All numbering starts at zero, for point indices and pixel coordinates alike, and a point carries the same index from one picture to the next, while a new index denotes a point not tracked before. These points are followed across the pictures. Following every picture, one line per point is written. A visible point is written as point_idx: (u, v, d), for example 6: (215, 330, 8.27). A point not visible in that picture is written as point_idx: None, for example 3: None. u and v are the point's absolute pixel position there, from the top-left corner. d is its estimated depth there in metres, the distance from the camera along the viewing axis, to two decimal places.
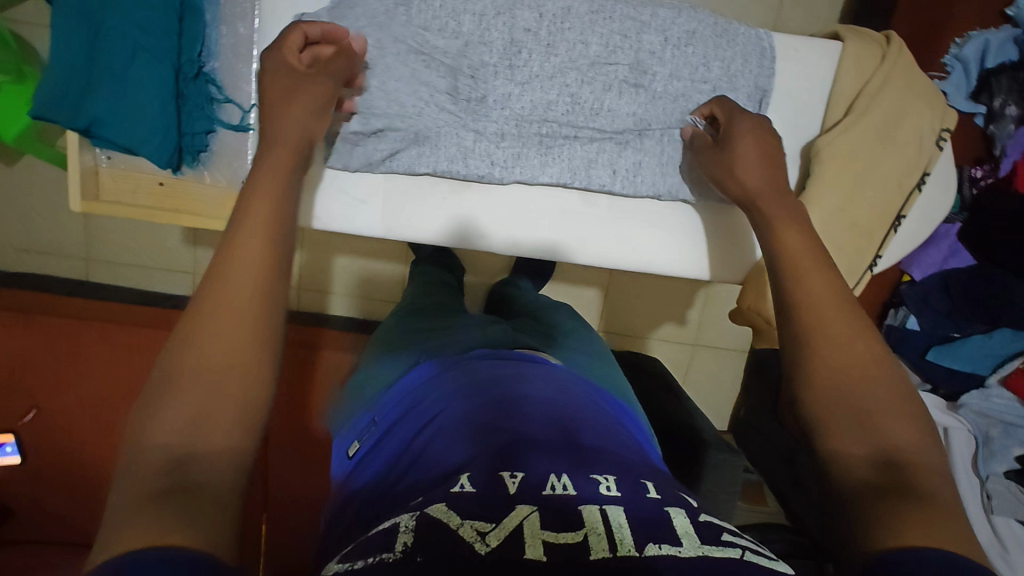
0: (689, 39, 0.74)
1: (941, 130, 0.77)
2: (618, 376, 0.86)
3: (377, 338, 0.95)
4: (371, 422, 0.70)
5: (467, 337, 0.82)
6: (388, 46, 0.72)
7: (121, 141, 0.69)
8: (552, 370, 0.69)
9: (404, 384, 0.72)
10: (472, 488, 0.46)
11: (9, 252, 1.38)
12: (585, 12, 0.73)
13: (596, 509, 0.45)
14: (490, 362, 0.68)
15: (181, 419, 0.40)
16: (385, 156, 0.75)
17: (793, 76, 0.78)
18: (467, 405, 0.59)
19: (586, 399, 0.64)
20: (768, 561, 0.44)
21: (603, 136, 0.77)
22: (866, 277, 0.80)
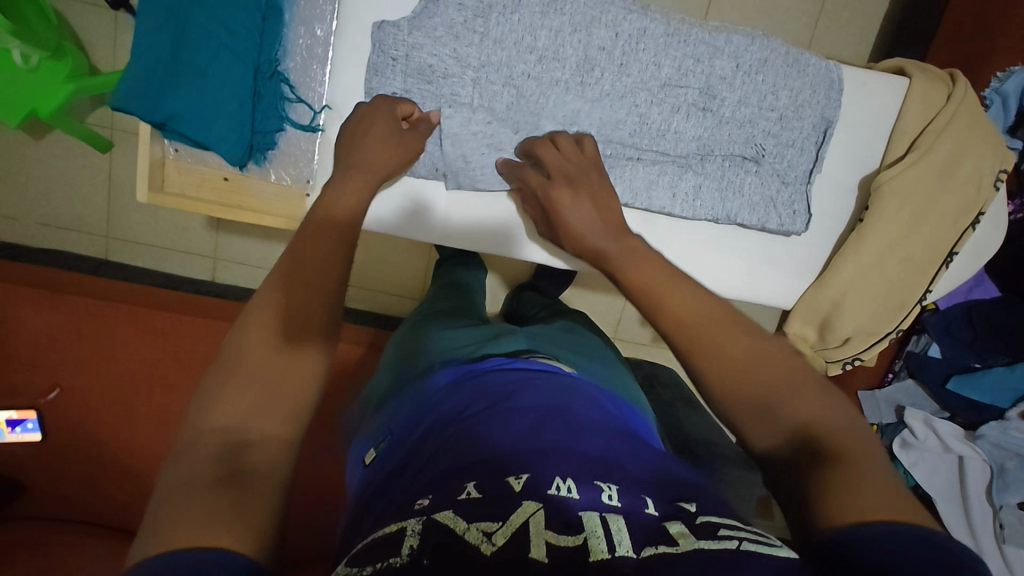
0: (760, 67, 0.75)
1: (999, 171, 0.78)
2: (632, 391, 0.85)
3: (393, 344, 0.96)
4: (387, 431, 0.71)
5: (479, 347, 0.83)
6: (465, 58, 0.72)
7: (195, 136, 0.70)
8: (566, 382, 0.70)
9: (419, 394, 0.73)
10: (478, 494, 0.47)
11: (30, 227, 1.37)
12: (660, 35, 0.73)
13: (596, 515, 0.46)
14: (504, 376, 0.70)
15: (230, 414, 0.42)
16: (453, 167, 0.75)
17: (858, 111, 0.79)
18: (482, 415, 0.61)
19: (597, 411, 0.64)
20: (770, 547, 0.42)
21: (665, 159, 0.77)
22: (915, 310, 0.82)
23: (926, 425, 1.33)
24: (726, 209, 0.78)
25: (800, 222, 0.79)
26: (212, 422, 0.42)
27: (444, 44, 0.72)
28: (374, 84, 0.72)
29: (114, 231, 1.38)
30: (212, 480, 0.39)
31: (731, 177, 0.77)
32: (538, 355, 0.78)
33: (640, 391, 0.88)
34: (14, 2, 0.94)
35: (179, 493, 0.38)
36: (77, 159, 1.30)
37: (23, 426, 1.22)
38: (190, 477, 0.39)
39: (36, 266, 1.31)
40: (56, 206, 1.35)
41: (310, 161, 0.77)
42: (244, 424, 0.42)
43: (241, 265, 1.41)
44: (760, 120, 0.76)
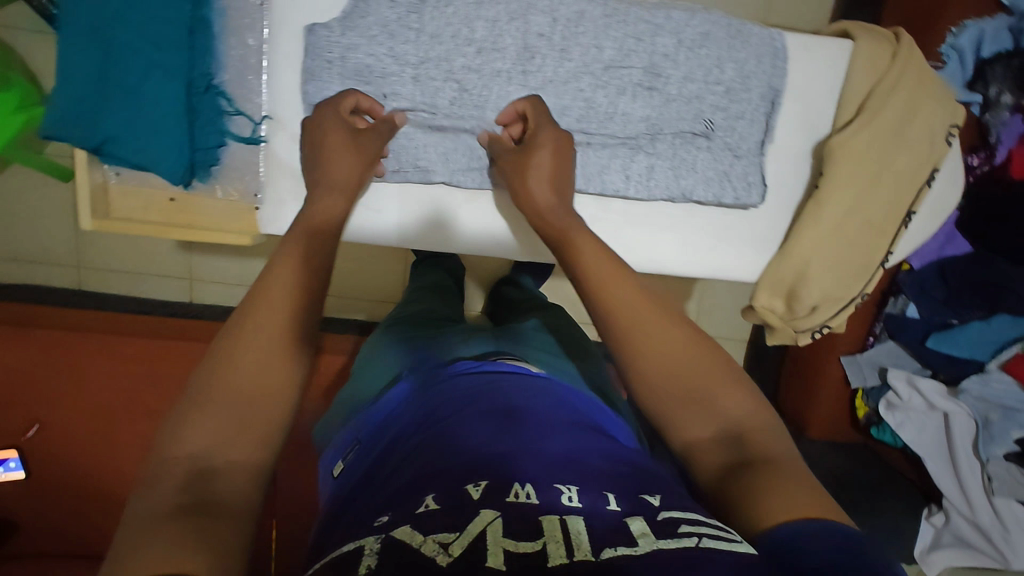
0: (703, 41, 0.74)
1: (951, 126, 0.78)
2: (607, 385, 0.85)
3: (364, 350, 0.95)
4: (355, 440, 0.70)
5: (449, 349, 0.82)
6: (403, 55, 0.71)
7: (134, 159, 0.68)
8: (533, 382, 0.69)
9: (387, 400, 0.72)
10: (436, 506, 0.47)
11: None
12: (599, 18, 0.72)
13: (557, 518, 0.46)
14: (469, 379, 0.69)
15: (207, 437, 0.42)
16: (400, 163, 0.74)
17: (804, 77, 0.78)
18: (448, 420, 0.61)
19: (563, 409, 0.64)
20: (727, 543, 0.42)
21: (615, 142, 0.76)
22: (879, 273, 0.82)
23: (909, 385, 1.33)
24: (681, 188, 0.78)
25: (756, 193, 0.79)
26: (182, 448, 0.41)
27: (380, 43, 0.70)
28: (310, 89, 0.71)
29: (84, 261, 1.36)
30: (179, 507, 0.38)
31: (683, 154, 0.76)
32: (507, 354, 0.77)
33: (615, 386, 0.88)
34: None
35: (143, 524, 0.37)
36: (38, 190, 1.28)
37: (5, 465, 1.20)
38: (166, 504, 0.38)
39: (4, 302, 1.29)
40: (21, 239, 1.33)
41: (256, 175, 0.75)
42: (213, 452, 0.41)
43: (216, 284, 1.39)
44: (708, 94, 0.75)
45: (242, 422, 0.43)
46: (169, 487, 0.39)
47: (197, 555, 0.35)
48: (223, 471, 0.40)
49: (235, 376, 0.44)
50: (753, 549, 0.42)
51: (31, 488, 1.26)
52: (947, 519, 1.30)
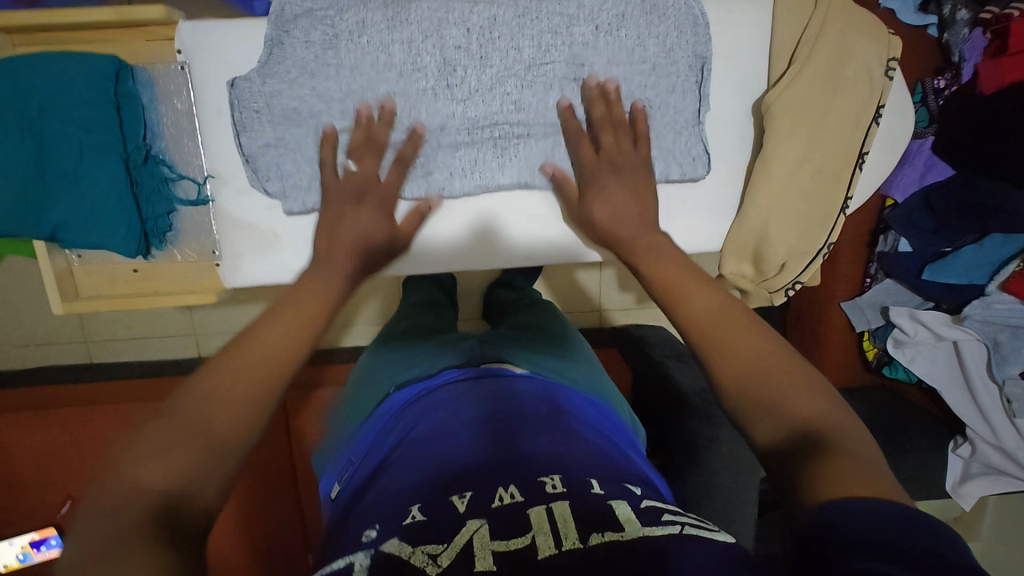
0: (619, 22, 0.74)
1: (889, 60, 0.76)
2: (598, 378, 0.85)
3: (355, 376, 0.95)
4: (349, 461, 0.71)
5: (432, 360, 0.83)
6: (328, 92, 0.72)
7: (86, 241, 0.71)
8: (512, 385, 0.70)
9: (376, 420, 0.73)
10: (423, 517, 0.48)
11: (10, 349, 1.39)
12: (516, 20, 0.72)
13: (543, 509, 0.47)
14: (451, 390, 0.70)
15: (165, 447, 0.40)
16: None
17: (730, 40, 0.78)
18: (435, 430, 0.62)
19: (544, 410, 0.65)
20: (709, 533, 0.45)
21: (557, 130, 0.75)
22: (841, 220, 0.80)
23: (913, 319, 1.32)
24: None
25: (700, 167, 0.78)
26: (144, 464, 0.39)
27: (302, 84, 0.71)
28: (242, 140, 0.72)
29: (91, 335, 1.40)
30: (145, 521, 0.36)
31: None
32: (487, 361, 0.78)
33: (606, 377, 0.88)
34: None
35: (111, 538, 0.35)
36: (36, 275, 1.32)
37: (47, 544, 1.27)
38: (110, 524, 0.36)
39: (18, 389, 1.33)
40: (29, 324, 1.38)
41: (210, 234, 0.78)
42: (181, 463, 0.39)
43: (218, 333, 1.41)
44: (635, 74, 0.75)
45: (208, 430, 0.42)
46: (135, 502, 0.37)
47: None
48: (196, 476, 0.40)
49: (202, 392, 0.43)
50: (732, 538, 0.45)
51: None
52: (973, 449, 1.27)
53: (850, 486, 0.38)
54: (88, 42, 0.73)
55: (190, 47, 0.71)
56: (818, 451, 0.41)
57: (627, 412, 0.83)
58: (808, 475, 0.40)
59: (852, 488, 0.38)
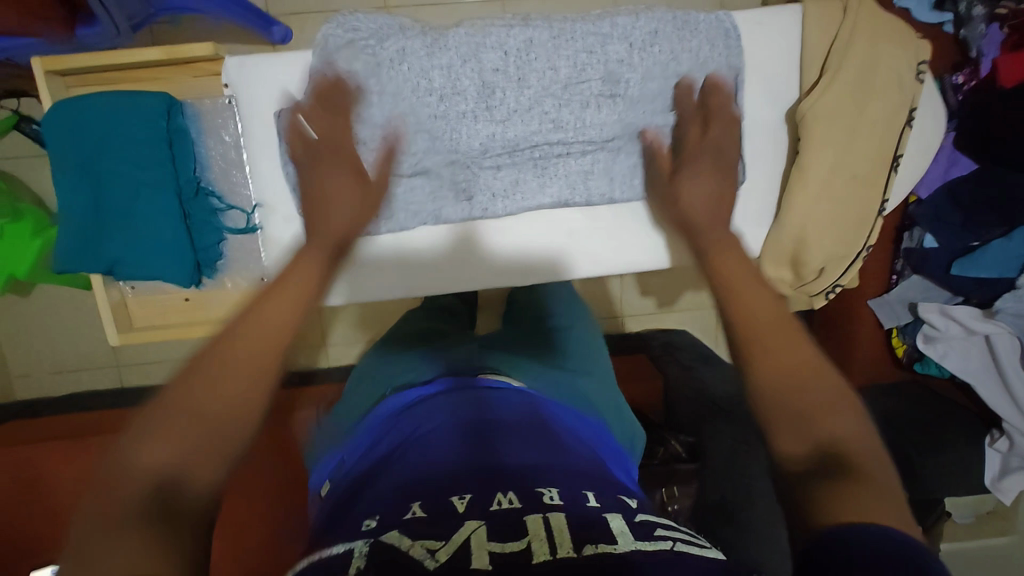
0: (653, 39, 0.75)
1: (919, 64, 0.77)
2: (608, 386, 0.86)
3: (354, 377, 0.93)
4: (338, 460, 0.68)
5: (447, 356, 0.83)
6: (372, 118, 0.73)
7: (143, 274, 0.73)
8: (506, 397, 0.68)
9: (366, 424, 0.70)
10: (423, 513, 0.49)
11: (46, 377, 1.41)
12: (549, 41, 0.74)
13: (540, 518, 0.47)
14: (447, 392, 0.69)
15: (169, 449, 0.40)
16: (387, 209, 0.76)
17: (762, 51, 0.79)
18: (427, 434, 0.61)
19: (539, 426, 0.64)
20: (699, 548, 0.46)
21: (594, 148, 0.78)
22: (878, 223, 0.81)
23: (944, 314, 1.32)
24: None
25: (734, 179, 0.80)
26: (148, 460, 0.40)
27: None
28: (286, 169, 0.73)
29: (124, 360, 1.42)
30: (143, 509, 0.38)
31: None
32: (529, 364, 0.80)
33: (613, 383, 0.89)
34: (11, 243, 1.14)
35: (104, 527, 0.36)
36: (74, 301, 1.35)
37: None
38: (109, 508, 0.37)
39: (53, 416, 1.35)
40: (64, 351, 1.40)
41: (259, 261, 0.80)
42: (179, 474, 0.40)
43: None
44: (669, 89, 0.76)
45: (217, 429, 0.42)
46: (134, 492, 0.38)
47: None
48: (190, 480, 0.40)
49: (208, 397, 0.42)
50: (721, 556, 0.46)
51: None
52: (1011, 443, 1.26)
53: (866, 513, 0.38)
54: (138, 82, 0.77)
55: (240, 82, 0.73)
56: (841, 475, 0.41)
57: (626, 430, 0.81)
58: (820, 491, 0.41)
59: (868, 516, 0.38)
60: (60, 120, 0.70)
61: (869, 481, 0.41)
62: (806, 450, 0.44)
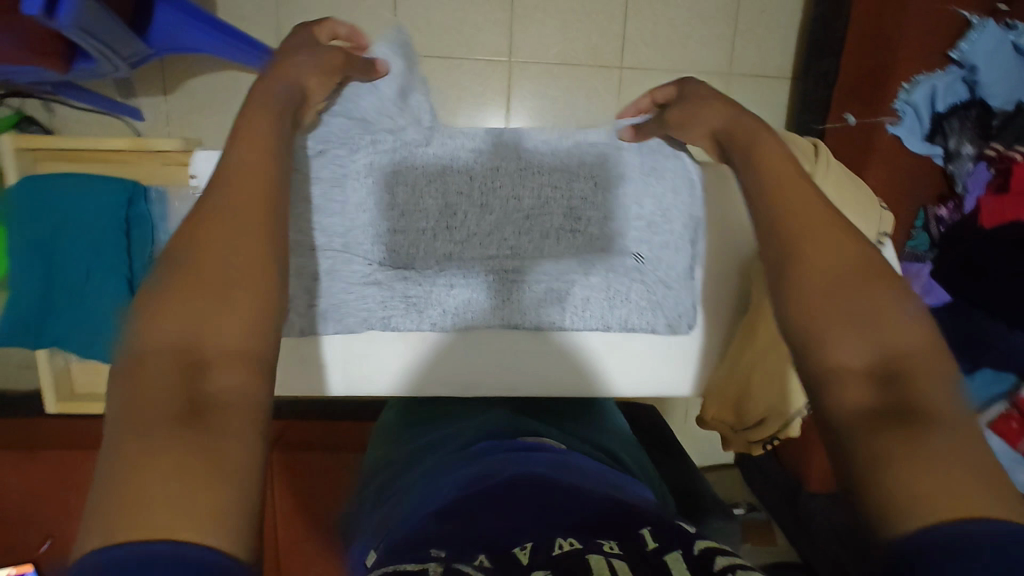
0: (618, 180, 0.78)
1: (879, 235, 0.80)
2: (633, 456, 0.93)
3: (373, 449, 1.02)
4: (380, 529, 0.71)
5: (459, 428, 0.90)
6: (331, 227, 0.75)
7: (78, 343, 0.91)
8: (540, 457, 0.73)
9: (407, 494, 0.75)
10: (489, 564, 0.51)
11: None
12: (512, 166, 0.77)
13: (603, 559, 0.49)
14: (494, 454, 0.74)
15: (176, 329, 0.40)
16: (338, 309, 0.77)
17: (718, 202, 0.82)
18: (478, 492, 0.65)
19: (560, 470, 0.70)
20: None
21: (549, 276, 0.78)
22: None
23: None
24: (615, 317, 0.80)
25: (685, 323, 0.81)
26: (154, 341, 0.39)
27: (305, 218, 0.74)
28: None
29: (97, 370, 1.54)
30: (176, 414, 0.37)
31: (618, 285, 0.79)
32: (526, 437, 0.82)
33: (642, 457, 0.96)
34: None
35: (134, 432, 0.36)
36: None
37: None
38: (135, 412, 0.37)
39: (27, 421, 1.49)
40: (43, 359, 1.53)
41: None
42: (199, 342, 0.40)
43: None
44: (629, 229, 0.79)
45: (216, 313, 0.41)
46: (163, 390, 0.38)
47: (204, 491, 0.35)
48: (209, 347, 0.40)
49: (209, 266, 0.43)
50: None
51: None
52: None
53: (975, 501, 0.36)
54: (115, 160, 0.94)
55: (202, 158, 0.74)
56: (909, 422, 0.39)
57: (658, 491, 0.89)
58: (877, 441, 0.39)
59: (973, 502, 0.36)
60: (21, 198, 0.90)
61: (938, 423, 0.39)
62: (862, 366, 0.43)
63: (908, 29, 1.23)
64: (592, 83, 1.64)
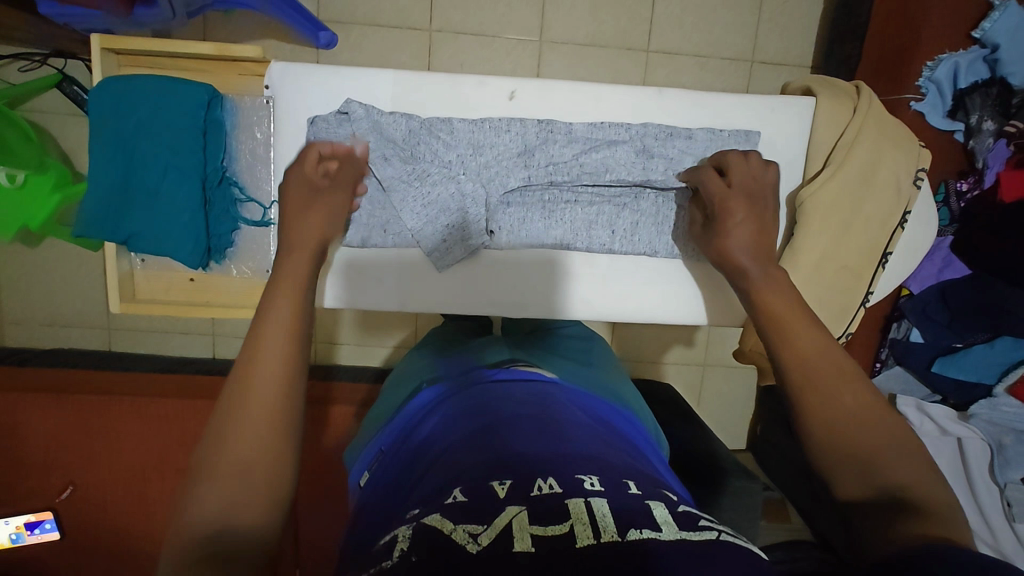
0: (669, 133, 0.90)
1: (918, 170, 0.87)
2: (627, 393, 0.95)
3: (388, 381, 1.05)
4: (378, 451, 0.78)
5: (473, 356, 0.94)
6: (419, 156, 0.88)
7: (152, 249, 0.92)
8: (524, 391, 0.76)
9: (395, 423, 0.81)
10: (464, 499, 0.52)
11: (41, 328, 1.59)
12: (526, 179, 0.89)
13: (581, 501, 0.50)
14: (483, 387, 0.77)
15: (214, 503, 0.49)
16: (416, 224, 0.88)
17: (772, 134, 0.91)
18: (470, 429, 0.66)
19: (539, 401, 0.73)
20: (742, 541, 0.50)
21: (601, 200, 0.92)
22: (861, 312, 0.88)
23: (919, 410, 1.36)
24: (660, 242, 0.92)
25: None
26: (200, 515, 0.49)
27: (392, 151, 0.87)
28: None
29: (115, 323, 1.61)
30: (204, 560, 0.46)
31: (665, 212, 0.91)
32: (516, 363, 0.85)
33: (632, 390, 0.99)
34: (25, 181, 1.21)
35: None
36: (85, 264, 1.55)
37: (41, 527, 1.42)
38: (178, 569, 0.46)
39: (50, 368, 1.51)
40: (65, 308, 1.59)
41: (262, 253, 1.02)
42: (229, 516, 0.49)
43: None
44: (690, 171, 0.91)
45: (247, 478, 0.51)
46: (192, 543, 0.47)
47: None
48: (239, 523, 0.49)
49: (233, 443, 0.52)
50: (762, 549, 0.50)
51: (74, 540, 1.47)
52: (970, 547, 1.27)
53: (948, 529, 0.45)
54: (185, 70, 0.96)
55: (300, 105, 0.89)
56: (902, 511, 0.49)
57: (652, 428, 0.94)
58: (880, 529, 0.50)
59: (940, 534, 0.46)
60: (102, 97, 0.89)
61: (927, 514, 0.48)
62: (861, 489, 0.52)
63: (930, 11, 1.28)
64: (620, 62, 1.68)
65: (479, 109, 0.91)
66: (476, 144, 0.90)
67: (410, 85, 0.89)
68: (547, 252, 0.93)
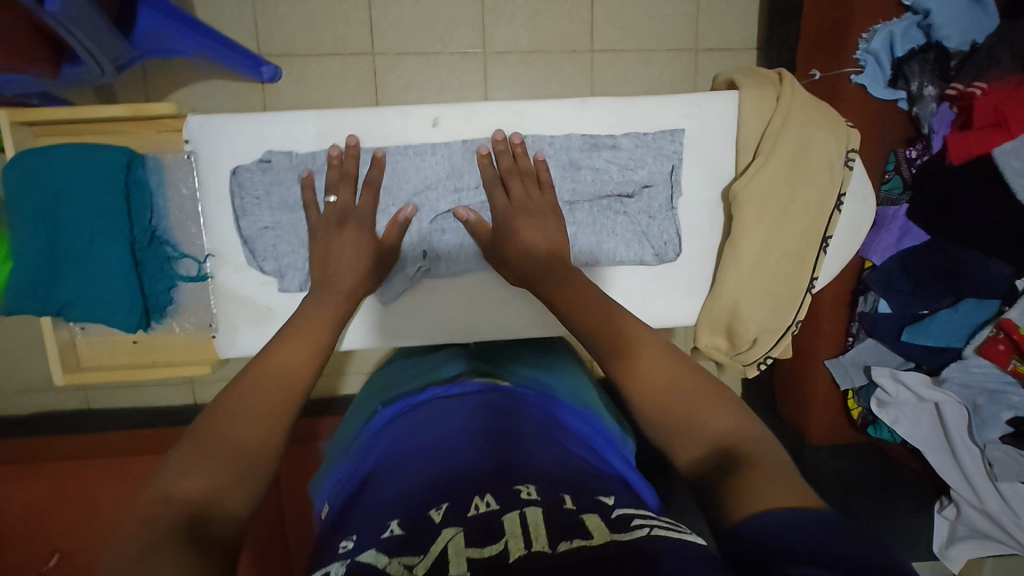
0: (597, 143, 0.93)
1: (848, 151, 0.91)
2: (592, 397, 0.95)
3: (351, 407, 1.05)
4: (337, 482, 0.78)
5: (428, 373, 0.94)
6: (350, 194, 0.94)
7: (88, 315, 0.93)
8: (474, 406, 0.76)
9: (353, 452, 0.81)
10: (401, 530, 0.52)
11: (14, 397, 1.57)
12: (457, 205, 0.94)
13: (517, 515, 0.51)
14: (435, 407, 0.78)
15: (194, 488, 0.52)
16: None
17: (700, 130, 0.93)
18: (417, 453, 0.67)
19: (487, 412, 0.74)
20: (678, 532, 0.49)
21: None
22: (808, 297, 0.93)
23: (895, 379, 1.37)
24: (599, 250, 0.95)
25: (672, 250, 0.96)
26: (179, 495, 0.51)
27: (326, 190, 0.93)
28: (258, 264, 0.97)
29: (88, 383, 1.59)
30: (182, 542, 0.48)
31: (602, 220, 0.94)
32: (473, 376, 0.86)
33: (598, 394, 0.99)
34: None
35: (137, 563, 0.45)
36: None
37: None
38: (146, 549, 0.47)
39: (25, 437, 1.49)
40: (35, 374, 1.56)
41: (203, 308, 1.01)
42: (212, 499, 0.52)
43: None
44: (627, 177, 0.94)
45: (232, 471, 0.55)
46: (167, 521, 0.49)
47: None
48: (212, 517, 0.51)
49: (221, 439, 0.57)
50: (700, 538, 0.50)
51: None
52: (958, 512, 1.33)
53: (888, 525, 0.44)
54: (107, 133, 0.96)
55: (228, 151, 0.94)
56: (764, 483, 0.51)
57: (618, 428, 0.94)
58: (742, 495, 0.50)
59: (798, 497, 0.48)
60: (20, 171, 0.89)
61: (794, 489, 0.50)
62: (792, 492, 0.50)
63: None
64: (566, 65, 1.68)
65: (404, 138, 0.94)
66: (400, 172, 0.94)
67: (332, 121, 0.93)
68: (490, 276, 0.98)
